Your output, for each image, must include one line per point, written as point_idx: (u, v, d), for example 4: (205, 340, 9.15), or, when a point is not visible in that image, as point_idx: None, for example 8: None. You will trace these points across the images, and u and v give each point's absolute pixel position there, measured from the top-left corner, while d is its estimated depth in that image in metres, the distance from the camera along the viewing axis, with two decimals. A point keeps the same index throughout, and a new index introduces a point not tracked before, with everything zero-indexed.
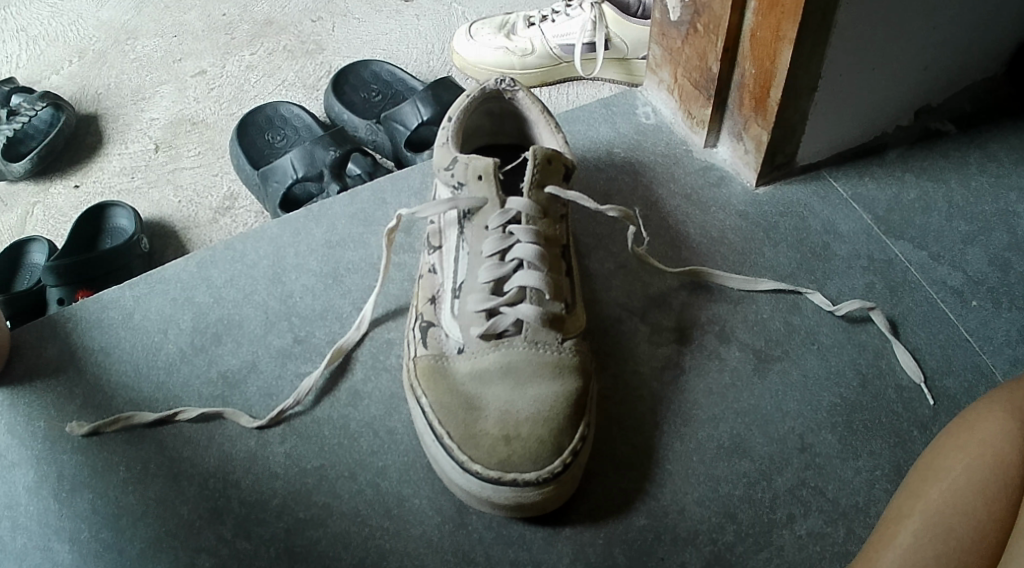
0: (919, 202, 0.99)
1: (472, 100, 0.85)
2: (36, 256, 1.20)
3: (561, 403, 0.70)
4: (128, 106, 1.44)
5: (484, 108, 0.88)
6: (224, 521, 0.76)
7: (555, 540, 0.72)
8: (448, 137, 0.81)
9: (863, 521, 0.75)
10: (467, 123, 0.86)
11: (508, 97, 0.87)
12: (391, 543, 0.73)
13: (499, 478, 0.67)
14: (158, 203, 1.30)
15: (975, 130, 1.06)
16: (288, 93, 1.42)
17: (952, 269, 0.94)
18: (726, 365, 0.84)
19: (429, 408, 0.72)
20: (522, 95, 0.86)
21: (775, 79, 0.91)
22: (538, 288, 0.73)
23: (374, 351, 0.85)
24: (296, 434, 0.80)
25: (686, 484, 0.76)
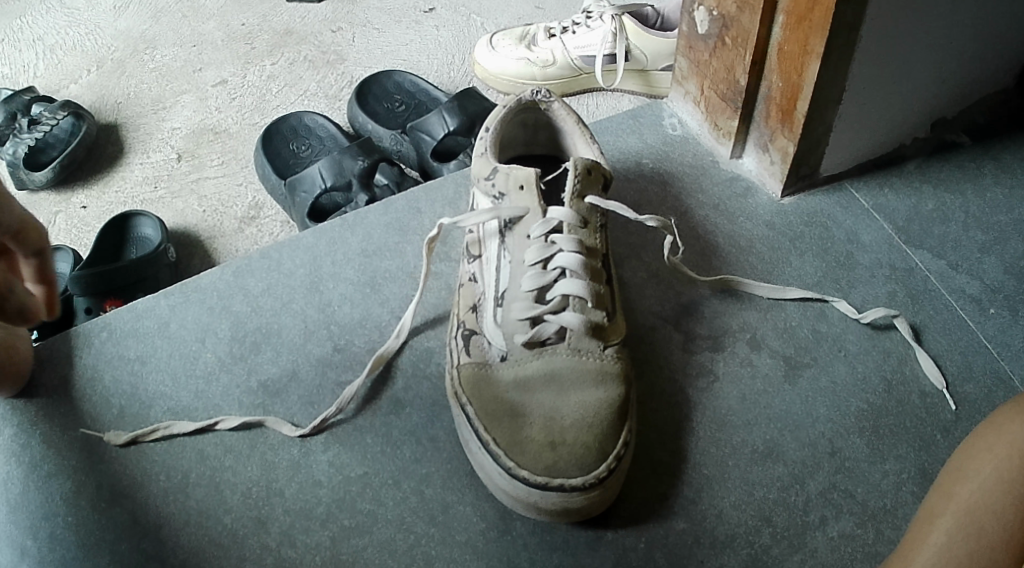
0: (937, 212, 1.01)
1: (507, 112, 0.87)
2: (62, 265, 1.22)
3: (604, 410, 0.73)
4: (149, 115, 1.46)
5: (519, 120, 0.90)
6: (269, 528, 0.78)
7: (598, 544, 0.74)
8: (486, 148, 0.84)
9: (892, 523, 0.76)
10: (504, 134, 0.89)
11: (543, 108, 0.89)
12: (437, 549, 0.74)
13: (546, 483, 0.70)
14: (182, 212, 1.31)
15: (989, 142, 1.08)
16: (310, 103, 1.44)
17: (970, 278, 0.95)
18: (758, 372, 0.86)
19: (475, 415, 0.74)
20: (558, 107, 0.89)
21: (802, 91, 0.93)
22: (580, 296, 0.76)
23: (414, 360, 0.87)
24: (339, 442, 0.82)
25: (722, 489, 0.78)
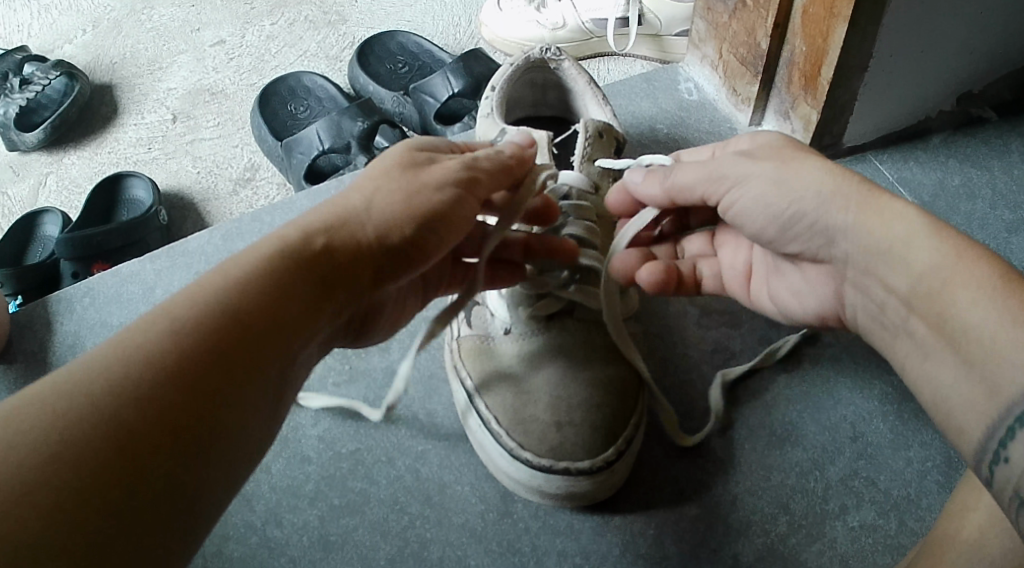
0: (965, 187, 0.96)
1: (515, 70, 0.81)
2: (50, 228, 1.16)
3: (614, 389, 0.68)
4: (144, 75, 1.40)
5: (527, 79, 0.84)
6: (253, 506, 0.72)
7: (605, 529, 0.70)
8: (492, 107, 0.79)
9: (916, 513, 0.70)
10: (510, 93, 0.83)
11: (553, 67, 0.83)
12: (432, 532, 0.70)
13: (550, 466, 0.65)
14: (176, 173, 1.26)
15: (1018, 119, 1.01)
16: (310, 64, 1.38)
17: (998, 258, 0.90)
18: (777, 351, 0.81)
19: (475, 391, 0.70)
20: (569, 65, 0.82)
21: (827, 57, 0.87)
22: (591, 269, 0.71)
23: (411, 330, 0.82)
24: (330, 416, 0.77)
25: (737, 474, 0.73)
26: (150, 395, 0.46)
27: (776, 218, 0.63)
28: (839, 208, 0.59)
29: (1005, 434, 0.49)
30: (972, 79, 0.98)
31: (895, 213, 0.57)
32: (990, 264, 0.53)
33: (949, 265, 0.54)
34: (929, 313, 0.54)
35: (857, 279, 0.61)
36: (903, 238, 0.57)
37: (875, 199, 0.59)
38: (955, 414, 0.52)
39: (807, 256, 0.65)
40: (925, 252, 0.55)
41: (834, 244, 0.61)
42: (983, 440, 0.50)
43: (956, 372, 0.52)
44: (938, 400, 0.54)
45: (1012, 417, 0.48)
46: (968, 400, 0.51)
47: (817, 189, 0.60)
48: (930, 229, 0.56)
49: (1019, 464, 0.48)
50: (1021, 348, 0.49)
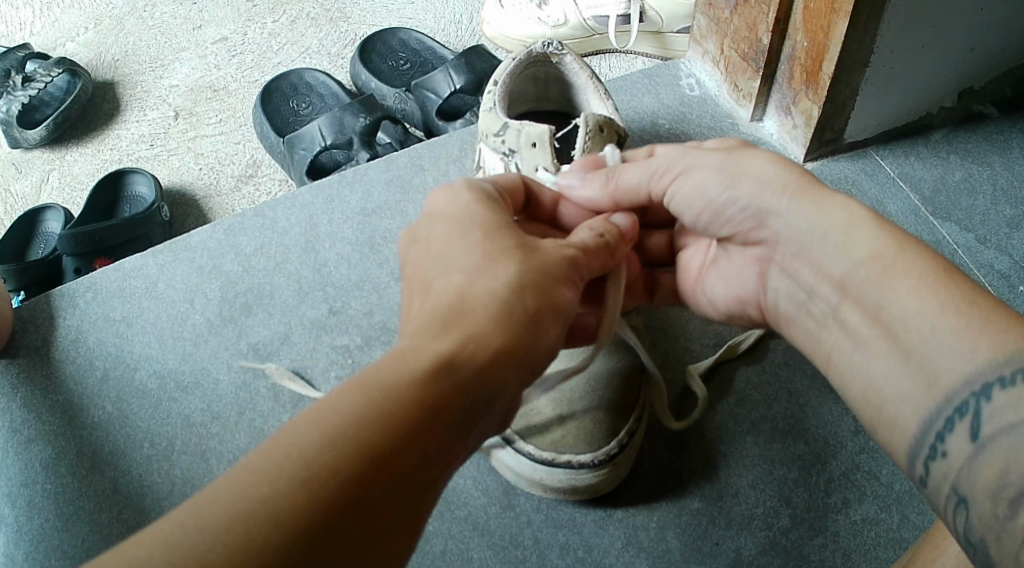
0: (966, 183, 0.96)
1: (517, 65, 0.82)
2: (52, 225, 1.17)
3: (616, 382, 0.68)
4: (146, 72, 1.40)
5: (528, 74, 0.84)
6: None
7: (607, 522, 0.70)
8: (495, 101, 0.79)
9: (917, 507, 0.71)
10: (512, 88, 0.84)
11: (554, 62, 0.83)
12: (435, 525, 0.70)
13: (552, 459, 0.66)
14: (179, 170, 1.26)
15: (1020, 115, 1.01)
16: (312, 60, 1.38)
17: (999, 253, 0.90)
18: (779, 345, 0.81)
19: None
20: (570, 60, 0.82)
21: (828, 52, 0.87)
22: None
23: None
24: None
25: (739, 468, 0.73)
26: (301, 496, 0.41)
27: (714, 199, 0.64)
28: (778, 194, 0.61)
29: (943, 427, 0.51)
30: (972, 75, 0.98)
31: (834, 204, 0.59)
32: (927, 258, 0.55)
33: (889, 255, 0.56)
34: (866, 301, 0.56)
35: (787, 262, 0.63)
36: (842, 227, 0.58)
37: (816, 189, 0.60)
38: (887, 405, 0.55)
39: (740, 239, 0.66)
40: (865, 240, 0.57)
41: (767, 227, 0.63)
42: (920, 434, 0.53)
43: (891, 363, 0.55)
44: (870, 392, 0.56)
45: (952, 409, 0.51)
46: (902, 391, 0.54)
47: (758, 175, 0.62)
48: (873, 219, 0.58)
49: (955, 457, 0.50)
50: (953, 340, 0.51)
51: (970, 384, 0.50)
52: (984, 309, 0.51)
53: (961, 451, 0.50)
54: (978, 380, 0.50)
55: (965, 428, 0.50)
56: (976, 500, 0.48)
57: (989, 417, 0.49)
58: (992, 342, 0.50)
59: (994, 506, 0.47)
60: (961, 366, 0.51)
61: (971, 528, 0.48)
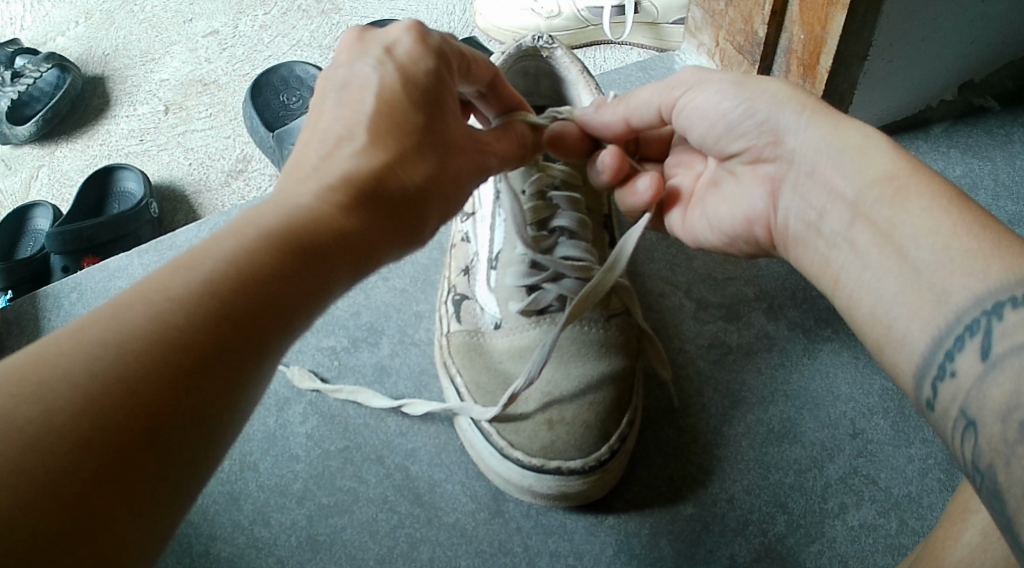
0: (966, 178, 0.94)
1: (507, 59, 0.80)
2: (41, 222, 1.15)
3: (606, 387, 0.67)
4: (136, 67, 1.38)
5: (518, 69, 0.83)
6: (241, 506, 0.71)
7: (598, 529, 0.68)
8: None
9: (916, 513, 0.69)
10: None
11: (545, 56, 0.82)
12: (422, 532, 0.68)
13: (541, 466, 0.64)
14: (168, 165, 1.24)
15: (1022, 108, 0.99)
16: (303, 53, 1.35)
17: None
18: (775, 345, 0.79)
19: (464, 387, 0.69)
20: (562, 54, 0.81)
21: (826, 45, 0.85)
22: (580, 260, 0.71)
23: (402, 324, 0.80)
24: (319, 413, 0.75)
25: (733, 472, 0.71)
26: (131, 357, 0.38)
27: (724, 118, 0.61)
28: (792, 111, 0.58)
29: (953, 345, 0.46)
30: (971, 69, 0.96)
31: (847, 125, 0.56)
32: (942, 182, 0.52)
33: (904, 176, 0.53)
34: (878, 221, 0.53)
35: (799, 181, 0.59)
36: (856, 147, 0.55)
37: (829, 110, 0.58)
38: (897, 326, 0.50)
39: (748, 157, 0.62)
40: (879, 160, 0.54)
41: (782, 147, 0.59)
42: (927, 352, 0.48)
43: (898, 283, 0.51)
44: (877, 313, 0.52)
45: (960, 326, 0.46)
46: (912, 309, 0.49)
47: (772, 94, 0.59)
48: (890, 143, 0.55)
49: (965, 377, 0.44)
50: (969, 256, 0.47)
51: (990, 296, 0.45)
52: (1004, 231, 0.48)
53: (971, 371, 0.44)
54: (991, 297, 0.45)
55: (976, 346, 0.45)
56: (983, 422, 0.42)
57: (1004, 333, 0.43)
58: (1006, 262, 0.46)
59: (1002, 428, 0.41)
60: (971, 283, 0.46)
61: (979, 454, 0.42)
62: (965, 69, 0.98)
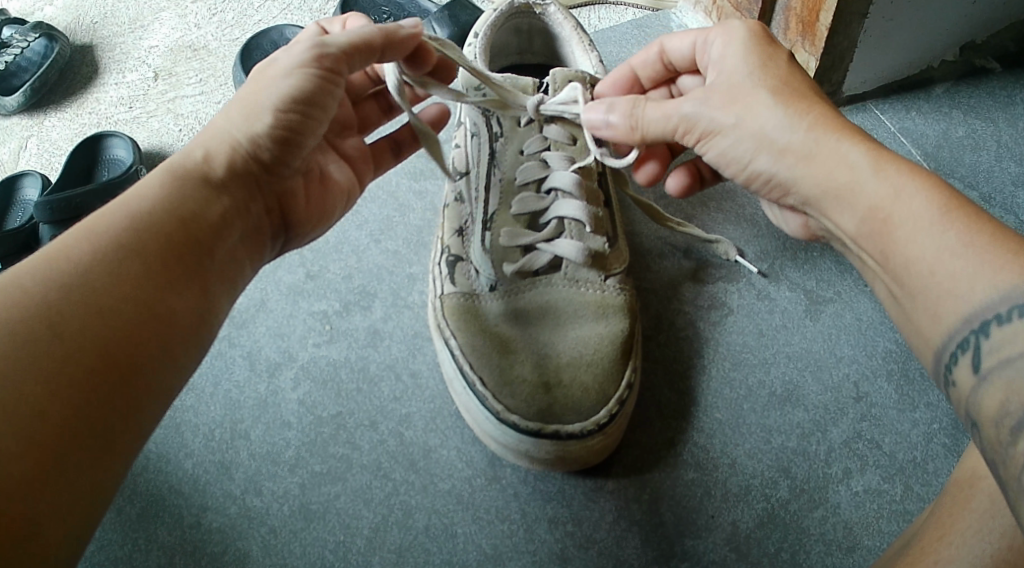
0: (969, 139, 0.91)
1: (500, 15, 0.79)
2: (30, 192, 1.10)
3: (604, 347, 0.65)
4: (125, 34, 1.33)
5: (511, 26, 0.81)
6: (232, 476, 0.69)
7: (597, 494, 0.67)
8: (476, 55, 0.75)
9: (921, 479, 0.68)
10: (496, 40, 0.80)
11: (538, 13, 0.81)
12: (417, 499, 0.67)
13: (539, 431, 0.62)
14: (158, 131, 1.20)
15: None
16: (294, 17, 1.32)
17: (1004, 213, 0.85)
18: (776, 306, 0.77)
19: (458, 351, 0.66)
20: (554, 11, 0.80)
21: (826, 2, 0.84)
22: (578, 220, 0.69)
23: (395, 287, 0.78)
24: (311, 378, 0.73)
25: (735, 435, 0.70)
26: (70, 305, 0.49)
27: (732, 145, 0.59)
28: (777, 119, 0.56)
29: (952, 356, 0.48)
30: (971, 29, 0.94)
31: (841, 153, 0.54)
32: (932, 194, 0.51)
33: (892, 204, 0.52)
34: (865, 237, 0.54)
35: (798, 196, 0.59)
36: (841, 159, 0.54)
37: (819, 140, 0.55)
38: (913, 321, 0.51)
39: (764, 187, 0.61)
40: (852, 159, 0.54)
41: (784, 186, 0.59)
42: (935, 367, 0.49)
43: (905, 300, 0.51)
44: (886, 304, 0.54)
45: (953, 343, 0.48)
46: (918, 321, 0.50)
47: (773, 124, 0.56)
48: (873, 170, 0.53)
49: (966, 384, 0.46)
50: (967, 266, 0.47)
51: (995, 308, 0.45)
52: (1006, 248, 0.47)
53: (967, 380, 0.46)
54: (991, 311, 0.46)
55: (967, 361, 0.47)
56: (983, 424, 0.45)
57: (991, 349, 0.45)
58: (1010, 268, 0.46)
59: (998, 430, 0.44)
60: (978, 293, 0.46)
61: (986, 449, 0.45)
62: (967, 27, 0.95)
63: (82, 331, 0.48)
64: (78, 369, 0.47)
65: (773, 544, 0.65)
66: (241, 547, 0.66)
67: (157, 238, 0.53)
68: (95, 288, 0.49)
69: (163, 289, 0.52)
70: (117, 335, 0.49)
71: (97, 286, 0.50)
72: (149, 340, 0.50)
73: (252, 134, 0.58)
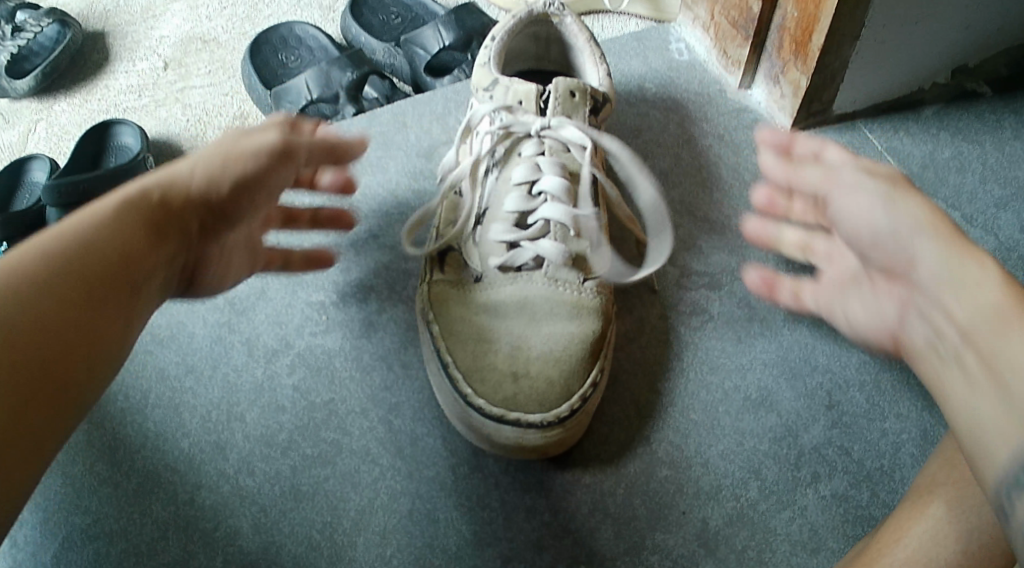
0: (954, 160, 0.95)
1: (517, 22, 0.82)
2: (38, 175, 1.12)
3: (574, 345, 0.68)
4: (136, 23, 1.36)
5: (529, 33, 0.85)
6: (227, 456, 0.72)
7: (574, 487, 0.70)
8: (490, 56, 0.80)
9: (888, 486, 0.71)
10: (511, 45, 0.84)
11: (555, 23, 0.84)
12: (402, 485, 0.70)
13: (501, 416, 0.65)
14: (165, 121, 1.23)
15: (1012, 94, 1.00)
16: (303, 14, 1.34)
17: (984, 234, 0.88)
18: (756, 315, 0.80)
19: (438, 335, 0.70)
20: (570, 21, 0.83)
21: (819, 24, 0.86)
22: (563, 224, 0.72)
23: (391, 281, 0.82)
24: (306, 365, 0.77)
25: (710, 437, 0.73)
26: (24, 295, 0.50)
27: (873, 227, 0.56)
28: (920, 230, 0.54)
29: None
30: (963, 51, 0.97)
31: (976, 254, 0.51)
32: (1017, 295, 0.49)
33: (995, 303, 0.49)
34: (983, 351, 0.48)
35: (919, 302, 0.54)
36: (969, 266, 0.51)
37: (937, 230, 0.53)
38: (976, 434, 0.47)
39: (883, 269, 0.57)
40: (987, 264, 0.51)
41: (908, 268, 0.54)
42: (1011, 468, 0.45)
43: (994, 409, 0.47)
44: (970, 418, 0.48)
45: None
46: (998, 425, 0.46)
47: (902, 211, 0.55)
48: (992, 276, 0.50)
49: None
50: None
51: None
52: None
53: None
54: None
55: None
56: None
57: None
58: None
59: None
60: None
61: None
62: (961, 49, 0.97)
63: (34, 329, 0.50)
64: (43, 358, 0.50)
65: (741, 542, 0.68)
66: (232, 524, 0.69)
67: (112, 259, 0.56)
68: (55, 293, 0.52)
69: (107, 308, 0.55)
70: (73, 339, 0.52)
71: (56, 287, 0.52)
72: (93, 347, 0.54)
73: (214, 193, 0.62)
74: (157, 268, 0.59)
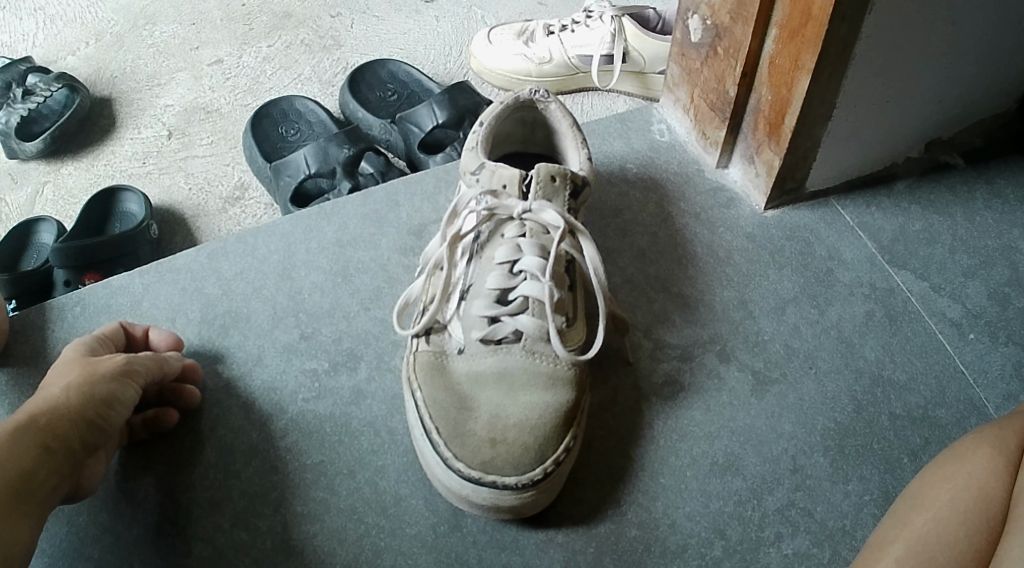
0: (924, 233, 0.98)
1: (504, 108, 0.89)
2: (45, 237, 1.18)
3: (549, 414, 0.73)
4: (142, 90, 1.43)
5: (516, 117, 0.92)
6: (222, 512, 0.76)
7: (548, 545, 0.74)
8: (477, 141, 0.87)
9: (849, 545, 0.75)
10: (500, 128, 0.91)
11: (540, 108, 0.91)
12: (387, 542, 0.74)
13: (479, 478, 0.70)
14: (168, 188, 1.29)
15: (983, 163, 1.05)
16: (304, 87, 1.42)
17: (951, 302, 0.93)
18: (724, 384, 0.86)
19: (422, 402, 0.75)
20: (555, 107, 0.90)
21: (790, 106, 0.91)
22: (541, 300, 0.77)
23: (380, 352, 0.87)
24: (299, 429, 0.81)
25: (679, 499, 0.78)
26: None
27: None
28: None
29: None
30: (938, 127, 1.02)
31: None
32: None
33: None
34: None
35: None
36: None
37: None
38: None
39: None
40: None
41: None
42: None
43: None
44: None
45: None
46: None
47: None
48: None
49: None
50: None
51: None
52: None
53: None
54: None
55: None
56: None
57: None
58: None
59: None
60: None
61: None
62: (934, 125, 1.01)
63: None
64: None
65: None
66: None
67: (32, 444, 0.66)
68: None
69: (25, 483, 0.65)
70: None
71: None
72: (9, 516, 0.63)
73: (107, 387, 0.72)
74: (56, 479, 0.67)
